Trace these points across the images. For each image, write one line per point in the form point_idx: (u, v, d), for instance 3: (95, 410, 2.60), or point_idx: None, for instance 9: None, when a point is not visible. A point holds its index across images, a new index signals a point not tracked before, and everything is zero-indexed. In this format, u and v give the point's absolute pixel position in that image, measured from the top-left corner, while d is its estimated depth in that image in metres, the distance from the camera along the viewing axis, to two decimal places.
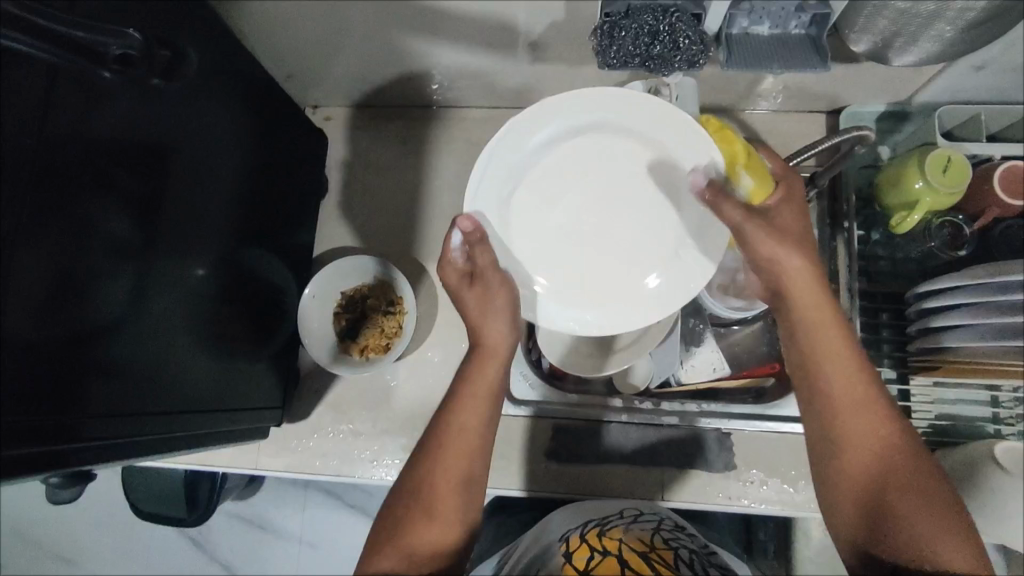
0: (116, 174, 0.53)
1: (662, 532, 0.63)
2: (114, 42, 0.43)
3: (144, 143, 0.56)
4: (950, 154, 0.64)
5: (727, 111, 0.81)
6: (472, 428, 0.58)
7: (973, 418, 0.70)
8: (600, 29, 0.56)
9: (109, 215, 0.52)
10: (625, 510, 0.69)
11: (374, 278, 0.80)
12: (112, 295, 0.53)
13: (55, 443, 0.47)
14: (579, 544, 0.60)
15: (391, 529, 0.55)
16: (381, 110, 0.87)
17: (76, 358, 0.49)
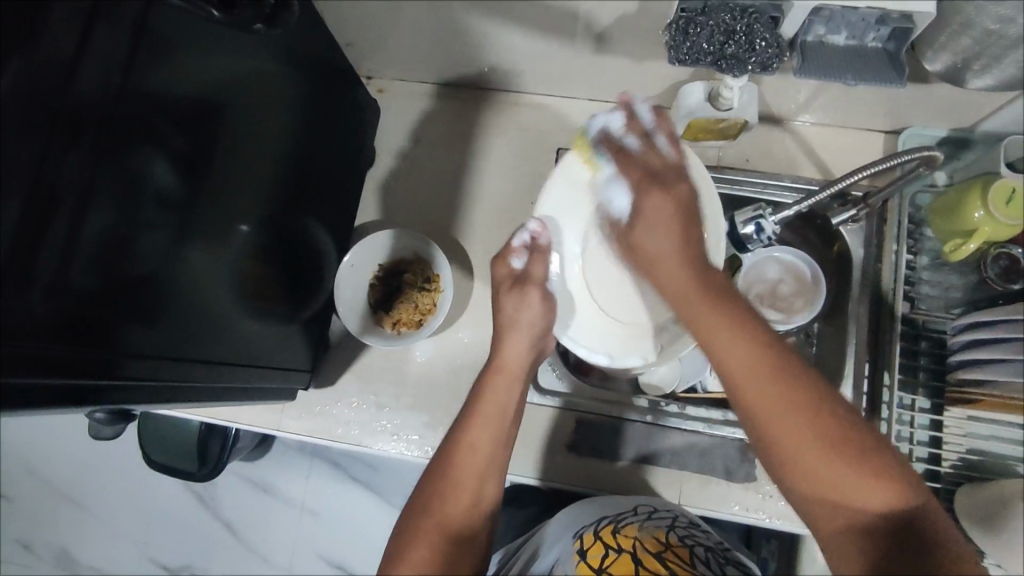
0: (174, 125, 0.53)
1: (678, 529, 0.62)
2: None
3: (204, 99, 0.56)
4: (1015, 184, 0.62)
5: (783, 122, 0.80)
6: (494, 418, 0.60)
7: (1004, 456, 0.69)
8: (675, 24, 0.55)
9: (162, 163, 0.52)
10: (638, 505, 0.67)
11: (413, 254, 0.80)
12: (155, 242, 0.53)
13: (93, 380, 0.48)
14: (594, 540, 0.60)
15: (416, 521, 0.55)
16: (433, 87, 0.87)
17: (122, 301, 0.50)
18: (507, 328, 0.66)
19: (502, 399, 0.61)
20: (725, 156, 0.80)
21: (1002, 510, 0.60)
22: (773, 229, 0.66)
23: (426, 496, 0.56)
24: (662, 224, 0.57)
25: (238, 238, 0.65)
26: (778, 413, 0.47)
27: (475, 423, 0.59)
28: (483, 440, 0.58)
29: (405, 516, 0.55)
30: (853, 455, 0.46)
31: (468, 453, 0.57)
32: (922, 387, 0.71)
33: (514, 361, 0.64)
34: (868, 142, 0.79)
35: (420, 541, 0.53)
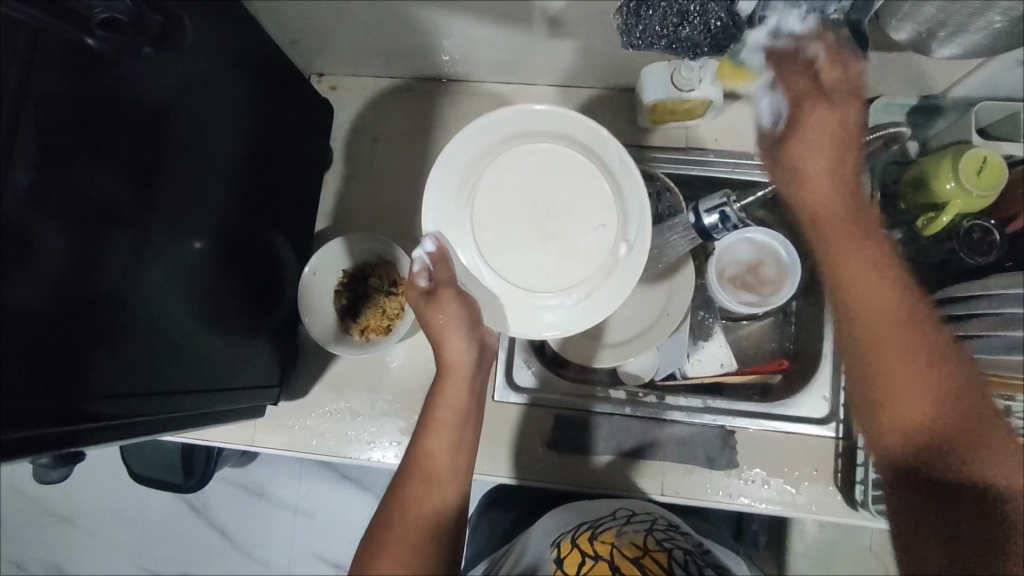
0: (116, 140, 0.51)
1: (655, 533, 0.63)
2: (101, 3, 0.44)
3: (146, 112, 0.53)
4: (986, 154, 0.60)
5: (751, 98, 0.78)
6: (449, 422, 0.61)
7: None
8: (627, 6, 0.53)
9: (104, 181, 0.50)
10: (618, 510, 0.68)
11: (378, 258, 0.78)
12: (111, 268, 0.51)
13: (51, 426, 0.46)
14: (570, 549, 0.61)
15: (381, 534, 0.55)
16: (388, 80, 0.84)
17: (75, 332, 0.48)
18: (439, 330, 0.63)
19: (455, 403, 0.62)
20: (693, 135, 0.78)
21: None
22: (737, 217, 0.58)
23: (389, 511, 0.57)
24: (845, 234, 0.56)
25: (193, 255, 0.62)
26: (902, 386, 0.54)
27: (434, 437, 0.60)
28: (439, 448, 0.59)
29: (370, 534, 0.56)
30: (933, 377, 0.54)
31: (428, 463, 0.59)
32: None
33: (459, 358, 0.63)
34: None
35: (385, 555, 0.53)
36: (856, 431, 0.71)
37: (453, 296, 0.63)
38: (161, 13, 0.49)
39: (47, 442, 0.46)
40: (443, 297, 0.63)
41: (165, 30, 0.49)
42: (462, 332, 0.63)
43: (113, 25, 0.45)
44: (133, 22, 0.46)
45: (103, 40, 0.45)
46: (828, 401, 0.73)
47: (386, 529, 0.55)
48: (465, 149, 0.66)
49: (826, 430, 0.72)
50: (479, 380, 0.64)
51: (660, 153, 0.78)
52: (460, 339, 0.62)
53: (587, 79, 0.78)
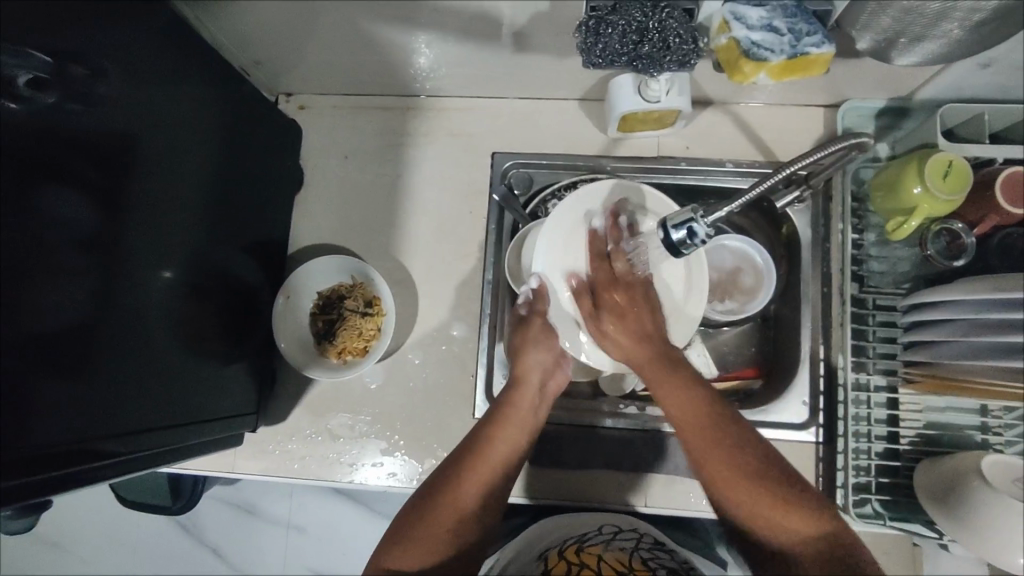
0: (76, 174, 0.50)
1: (641, 551, 0.68)
2: (24, 65, 0.46)
3: (103, 143, 0.52)
4: (952, 158, 0.60)
5: (721, 104, 0.78)
6: (519, 422, 0.67)
7: (961, 427, 0.69)
8: (585, 25, 0.51)
9: (62, 218, 0.49)
10: (604, 526, 0.73)
11: (351, 279, 0.77)
12: (74, 305, 0.50)
13: (14, 476, 0.45)
14: (556, 560, 0.65)
15: (430, 499, 0.63)
16: (357, 97, 0.83)
17: (39, 374, 0.47)
18: (525, 345, 0.71)
19: (520, 411, 0.68)
20: (664, 144, 0.78)
21: (953, 486, 0.60)
22: (707, 232, 0.55)
23: (442, 478, 0.64)
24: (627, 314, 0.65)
25: (162, 285, 0.60)
26: (697, 425, 0.61)
27: (498, 431, 0.66)
28: (499, 443, 0.66)
29: (419, 497, 0.64)
30: (756, 484, 0.59)
31: (488, 451, 0.65)
32: (876, 366, 0.71)
33: (532, 374, 0.70)
34: (808, 118, 0.77)
35: (427, 517, 0.61)
36: (836, 436, 0.71)
37: (550, 332, 0.71)
38: (84, 65, 0.50)
39: (17, 492, 0.45)
40: (535, 326, 0.71)
41: (91, 85, 0.51)
42: (552, 350, 0.71)
43: (41, 84, 0.48)
44: (57, 77, 0.48)
45: (28, 100, 0.47)
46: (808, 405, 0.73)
47: (438, 493, 0.63)
48: (565, 216, 0.68)
49: (806, 435, 0.72)
50: (546, 399, 0.70)
51: (632, 164, 0.77)
52: (540, 358, 0.71)
53: (556, 91, 0.78)
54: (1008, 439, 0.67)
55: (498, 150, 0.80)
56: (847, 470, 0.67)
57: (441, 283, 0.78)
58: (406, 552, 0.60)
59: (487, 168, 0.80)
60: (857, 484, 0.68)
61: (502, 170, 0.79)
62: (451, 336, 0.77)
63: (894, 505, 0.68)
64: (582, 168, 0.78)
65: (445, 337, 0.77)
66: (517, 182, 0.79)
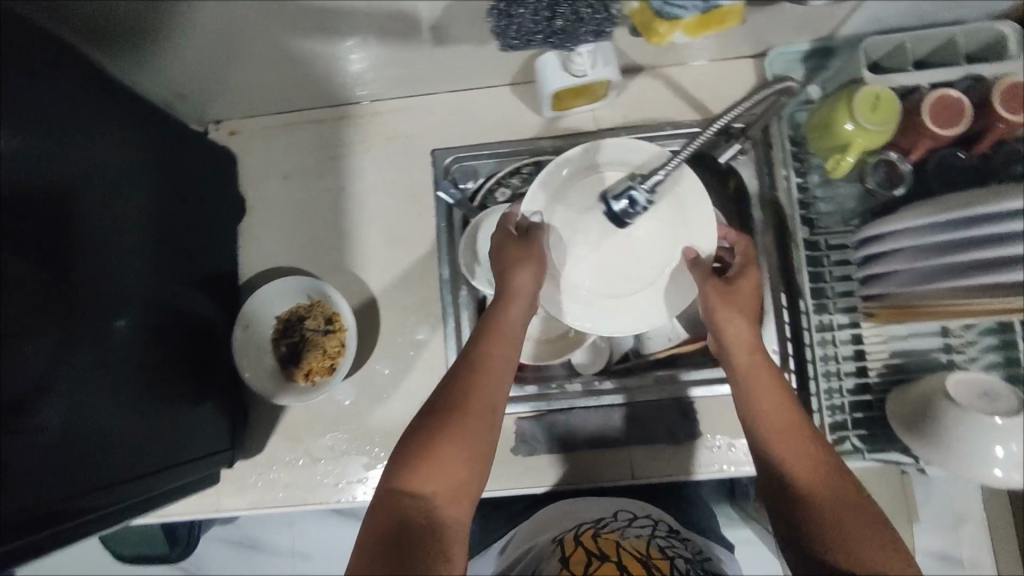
0: (19, 233, 0.48)
1: (658, 539, 0.66)
2: None
3: (39, 196, 0.50)
4: (879, 91, 0.60)
5: (652, 69, 0.77)
6: (500, 357, 0.61)
7: (926, 350, 0.70)
8: (497, 8, 0.51)
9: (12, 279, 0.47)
10: (619, 510, 0.72)
11: (309, 298, 0.75)
12: (32, 369, 0.48)
13: None
14: (575, 548, 0.62)
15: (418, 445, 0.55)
16: (287, 114, 0.81)
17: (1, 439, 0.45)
18: (513, 262, 0.65)
19: (510, 325, 0.63)
20: (602, 117, 0.77)
21: (927, 410, 0.62)
22: (648, 197, 0.55)
23: (429, 421, 0.57)
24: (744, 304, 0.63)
25: (119, 335, 0.58)
26: (773, 400, 0.58)
27: (490, 347, 0.61)
28: (483, 388, 0.59)
29: (405, 445, 0.56)
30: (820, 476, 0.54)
31: (475, 391, 0.58)
32: (837, 305, 0.71)
33: (524, 292, 0.64)
34: (738, 72, 0.77)
35: (416, 468, 0.54)
36: (807, 379, 0.72)
37: (528, 251, 0.65)
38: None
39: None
40: (506, 251, 0.66)
41: (4, 137, 0.46)
42: (531, 273, 0.64)
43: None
44: None
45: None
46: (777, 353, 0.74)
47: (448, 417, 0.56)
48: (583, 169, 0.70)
49: None
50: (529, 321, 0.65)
51: (573, 141, 0.77)
52: (527, 279, 0.64)
53: (486, 80, 0.77)
54: (971, 355, 0.69)
55: (437, 147, 0.79)
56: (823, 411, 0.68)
57: (399, 289, 0.77)
58: (387, 506, 0.52)
59: (429, 166, 0.79)
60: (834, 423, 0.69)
61: (444, 166, 0.78)
62: (417, 339, 0.76)
63: (873, 437, 0.69)
64: (524, 153, 0.77)
65: (412, 342, 0.76)
66: (461, 176, 0.78)
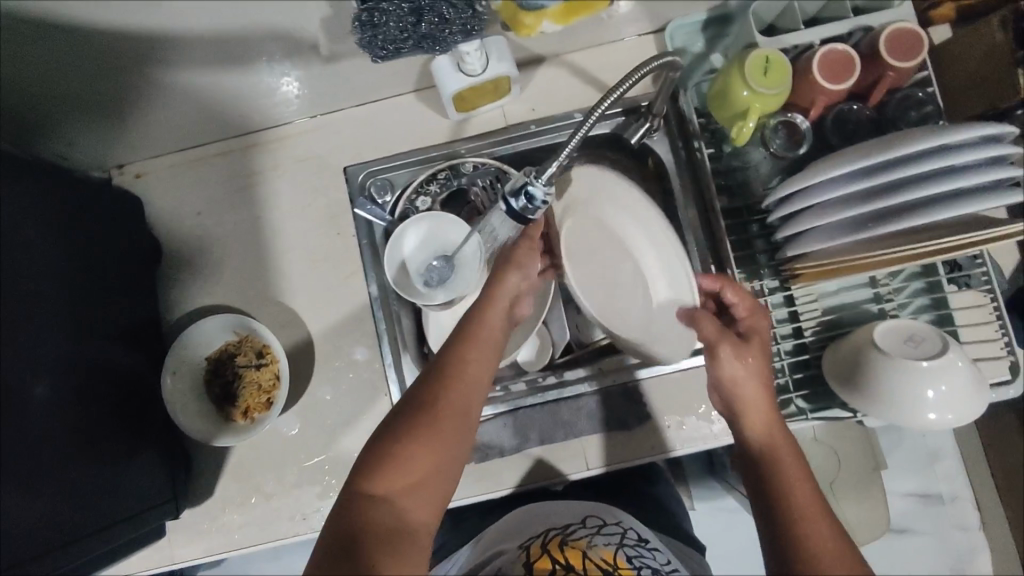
0: None
1: (626, 548, 0.66)
2: None
3: None
4: (768, 54, 0.61)
5: (555, 57, 0.76)
6: (478, 358, 0.57)
7: (856, 303, 0.70)
8: (359, 19, 0.49)
9: None
10: (588, 518, 0.71)
11: (236, 334, 0.74)
12: None
13: None
14: (540, 555, 0.63)
15: (393, 438, 0.51)
16: (193, 150, 0.79)
17: None
18: (505, 264, 0.63)
19: (488, 326, 0.59)
20: (511, 113, 0.77)
21: (855, 363, 0.61)
22: (547, 191, 0.54)
23: (405, 413, 0.53)
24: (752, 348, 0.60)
25: (39, 402, 0.56)
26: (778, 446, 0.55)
27: (468, 347, 0.57)
28: (463, 385, 0.55)
29: (375, 442, 0.52)
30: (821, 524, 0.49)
31: (455, 386, 0.55)
32: (765, 269, 0.71)
33: (505, 296, 0.61)
34: (640, 50, 0.77)
35: (389, 468, 0.50)
36: None
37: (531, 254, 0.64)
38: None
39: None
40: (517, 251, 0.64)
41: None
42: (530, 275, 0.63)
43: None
44: None
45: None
46: None
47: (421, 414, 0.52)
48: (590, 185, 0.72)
49: None
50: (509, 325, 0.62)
51: (485, 140, 0.76)
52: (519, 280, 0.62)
53: (388, 90, 0.75)
54: (900, 302, 0.69)
55: (349, 164, 0.78)
56: None
57: (331, 312, 0.76)
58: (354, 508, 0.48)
59: (344, 184, 0.78)
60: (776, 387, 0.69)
61: (358, 182, 0.77)
62: (354, 361, 0.75)
63: (816, 396, 0.70)
64: (438, 158, 0.77)
65: (350, 364, 0.75)
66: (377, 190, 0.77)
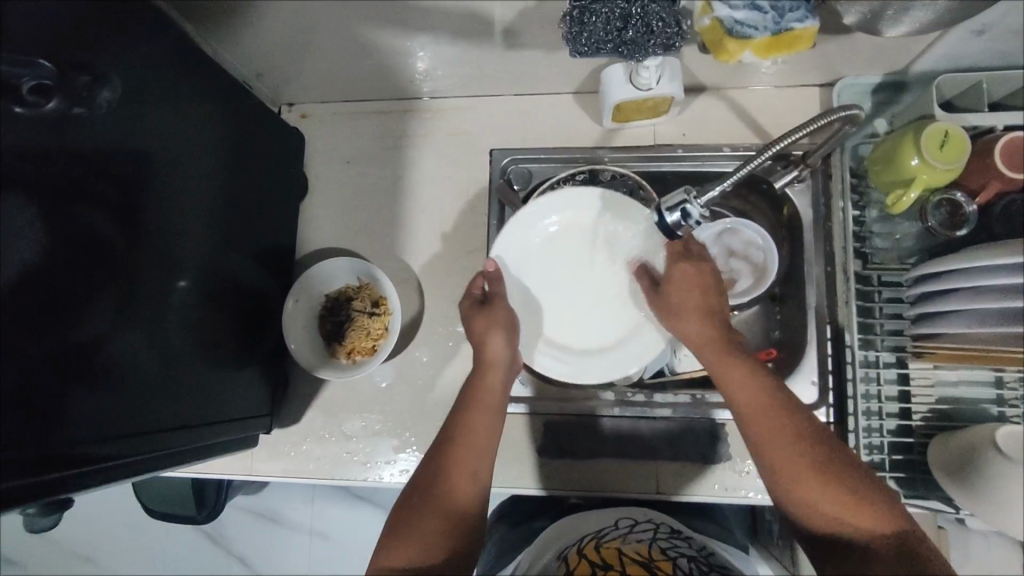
0: (98, 181, 0.52)
1: (659, 542, 0.66)
2: (28, 73, 0.45)
3: (124, 154, 0.54)
4: (947, 128, 0.60)
5: (716, 89, 0.78)
6: (485, 416, 0.63)
7: (976, 401, 0.68)
8: (571, 15, 0.53)
9: (93, 223, 0.52)
10: (620, 520, 0.72)
11: (358, 280, 0.79)
12: (96, 310, 0.52)
13: (46, 473, 0.47)
14: (579, 560, 0.62)
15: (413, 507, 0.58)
16: (356, 103, 0.85)
17: (65, 375, 0.49)
18: (483, 329, 0.67)
19: (490, 392, 0.65)
20: (660, 133, 0.78)
21: (968, 459, 0.59)
22: (702, 212, 0.55)
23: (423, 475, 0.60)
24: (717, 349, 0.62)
25: (177, 295, 0.62)
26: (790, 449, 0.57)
27: (472, 413, 0.63)
28: (474, 438, 0.61)
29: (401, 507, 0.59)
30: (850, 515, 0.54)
31: (463, 438, 0.61)
32: (883, 342, 0.70)
33: (499, 357, 0.66)
34: (804, 99, 0.77)
35: (412, 533, 0.56)
36: (847, 415, 0.70)
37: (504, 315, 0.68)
38: (88, 72, 0.49)
39: (49, 488, 0.47)
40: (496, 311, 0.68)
41: (96, 92, 0.49)
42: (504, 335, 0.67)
43: (45, 90, 0.46)
44: (62, 84, 0.47)
45: (33, 106, 0.46)
46: (817, 385, 0.72)
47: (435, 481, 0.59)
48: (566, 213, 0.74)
49: (817, 415, 0.71)
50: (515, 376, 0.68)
51: (629, 153, 0.78)
52: (501, 341, 0.67)
53: (550, 86, 0.79)
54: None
55: (495, 147, 0.81)
56: (859, 448, 0.67)
57: (445, 280, 0.79)
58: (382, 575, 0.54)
59: (486, 165, 0.81)
60: (873, 462, 0.67)
61: (501, 166, 0.80)
62: (457, 332, 0.78)
63: (912, 482, 0.67)
64: (580, 161, 0.79)
65: (452, 333, 0.78)
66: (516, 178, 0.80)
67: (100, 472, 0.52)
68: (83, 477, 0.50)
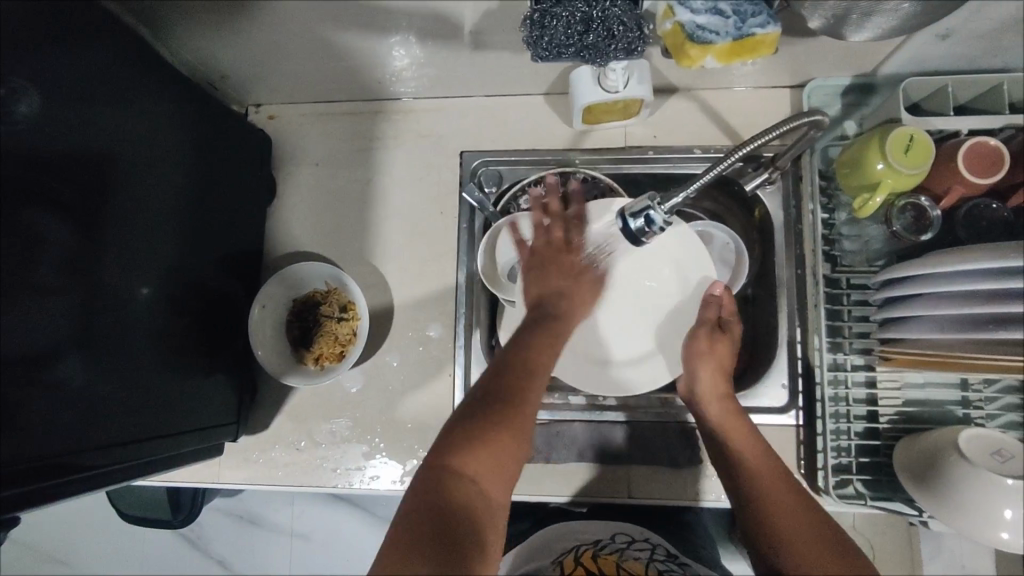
0: (49, 188, 0.50)
1: (656, 562, 0.66)
2: None
3: (75, 159, 0.52)
4: (912, 132, 0.60)
5: (687, 90, 0.77)
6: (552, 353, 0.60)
7: (940, 402, 0.69)
8: (531, 19, 0.54)
9: (49, 232, 0.50)
10: (617, 534, 0.72)
11: (326, 285, 0.77)
12: (53, 320, 0.51)
13: (5, 489, 0.46)
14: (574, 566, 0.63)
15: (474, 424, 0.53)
16: (325, 104, 0.84)
17: (22, 388, 0.48)
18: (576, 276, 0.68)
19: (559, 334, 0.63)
20: (631, 134, 0.78)
21: (933, 461, 0.60)
22: (666, 219, 0.55)
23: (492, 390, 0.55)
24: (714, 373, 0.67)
25: (141, 302, 0.60)
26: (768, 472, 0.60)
27: (537, 346, 0.60)
28: (542, 368, 0.58)
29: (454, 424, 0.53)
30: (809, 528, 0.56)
31: (533, 369, 0.58)
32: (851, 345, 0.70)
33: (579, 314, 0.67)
34: (774, 100, 0.76)
35: (470, 446, 0.51)
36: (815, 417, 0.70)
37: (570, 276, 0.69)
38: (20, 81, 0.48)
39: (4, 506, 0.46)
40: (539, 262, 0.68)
41: (30, 102, 0.48)
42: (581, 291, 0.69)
43: None
44: None
45: None
46: (787, 388, 0.72)
47: (506, 401, 0.55)
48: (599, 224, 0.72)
49: (787, 418, 0.71)
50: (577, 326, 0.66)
51: (600, 155, 0.77)
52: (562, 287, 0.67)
53: (521, 87, 0.78)
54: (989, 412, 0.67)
55: (466, 149, 0.80)
56: (826, 452, 0.67)
57: (416, 284, 0.79)
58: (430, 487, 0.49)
59: (456, 167, 0.80)
60: (839, 464, 0.68)
61: (471, 169, 0.79)
62: (428, 336, 0.77)
63: (878, 484, 0.68)
64: (551, 163, 0.78)
65: (422, 338, 0.77)
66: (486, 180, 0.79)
67: (62, 487, 0.51)
68: (47, 489, 0.49)
